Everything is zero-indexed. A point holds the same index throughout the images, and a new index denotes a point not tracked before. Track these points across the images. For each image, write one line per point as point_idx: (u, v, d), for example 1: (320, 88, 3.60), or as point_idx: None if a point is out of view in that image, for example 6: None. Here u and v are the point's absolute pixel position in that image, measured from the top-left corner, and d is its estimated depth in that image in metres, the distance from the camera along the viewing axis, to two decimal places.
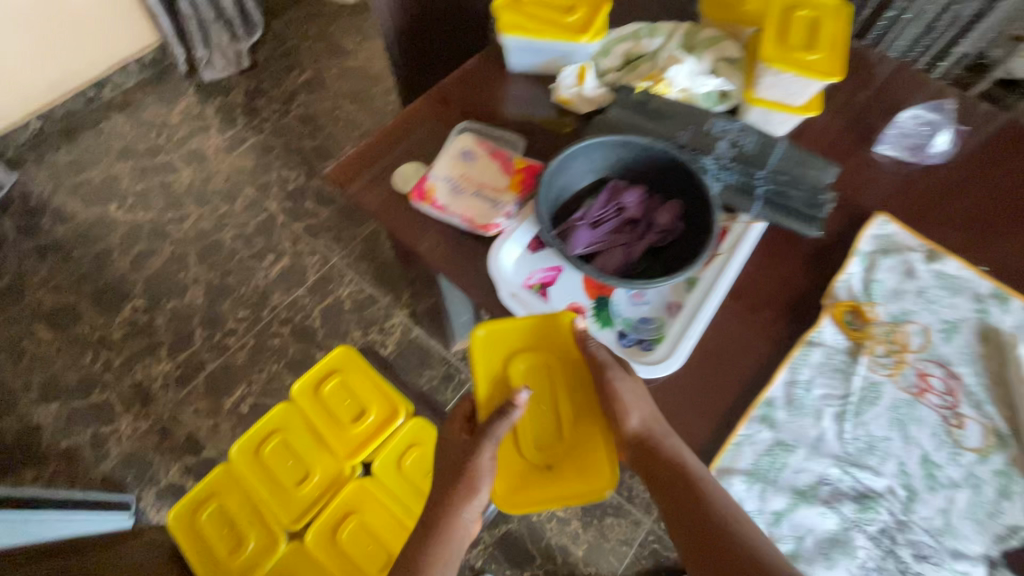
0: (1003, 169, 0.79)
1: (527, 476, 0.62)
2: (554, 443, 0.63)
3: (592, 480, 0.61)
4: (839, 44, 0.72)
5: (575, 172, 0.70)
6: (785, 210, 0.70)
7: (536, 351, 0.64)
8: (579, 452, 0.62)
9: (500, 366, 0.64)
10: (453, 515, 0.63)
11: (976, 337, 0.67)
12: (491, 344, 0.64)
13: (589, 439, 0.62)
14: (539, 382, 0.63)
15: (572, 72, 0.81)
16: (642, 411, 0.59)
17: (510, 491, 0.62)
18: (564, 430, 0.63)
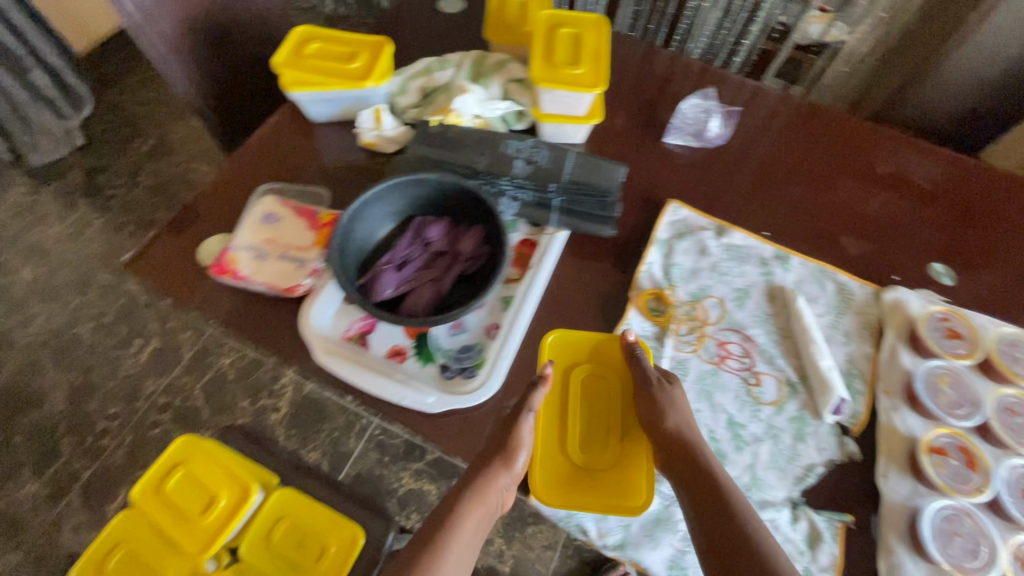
0: (777, 141, 0.89)
1: (568, 475, 0.61)
2: (616, 444, 0.62)
3: (630, 487, 0.60)
4: (600, 55, 0.77)
5: (374, 217, 0.70)
6: (581, 215, 0.75)
7: (607, 363, 0.67)
8: (624, 457, 0.61)
9: (561, 377, 0.66)
10: (469, 514, 0.58)
11: (764, 298, 0.74)
12: (569, 348, 0.67)
13: (637, 444, 0.62)
14: (622, 386, 0.65)
15: (369, 115, 0.82)
16: (685, 415, 0.61)
17: (546, 485, 0.60)
18: (628, 431, 0.63)
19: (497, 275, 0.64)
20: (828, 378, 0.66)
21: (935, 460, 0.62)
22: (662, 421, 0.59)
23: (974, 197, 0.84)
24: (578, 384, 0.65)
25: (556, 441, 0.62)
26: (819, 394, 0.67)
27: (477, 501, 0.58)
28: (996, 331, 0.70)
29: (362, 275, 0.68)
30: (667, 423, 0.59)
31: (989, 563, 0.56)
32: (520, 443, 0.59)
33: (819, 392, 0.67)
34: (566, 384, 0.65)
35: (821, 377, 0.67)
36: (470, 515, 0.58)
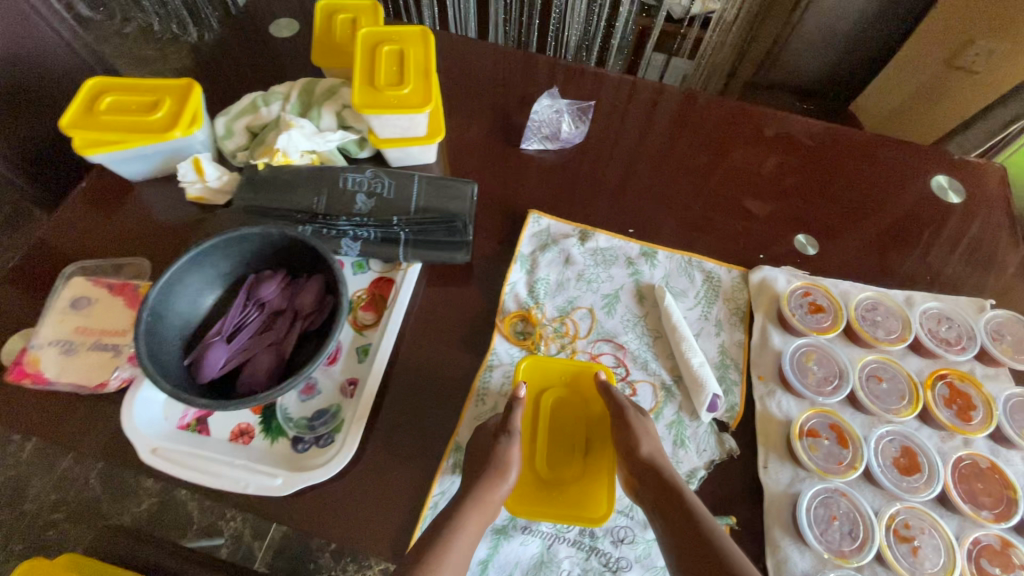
0: (637, 134, 0.88)
1: (537, 490, 0.59)
2: (581, 459, 0.61)
3: (592, 501, 0.58)
4: (426, 71, 0.72)
5: (195, 286, 0.63)
6: (433, 245, 0.71)
7: (580, 381, 0.65)
8: (589, 472, 0.60)
9: (534, 398, 0.63)
10: (473, 521, 0.53)
11: (634, 300, 0.72)
12: (542, 370, 0.65)
13: (600, 458, 0.60)
14: (589, 401, 0.64)
15: (188, 166, 0.73)
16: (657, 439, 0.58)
17: (518, 500, 0.58)
18: (594, 443, 0.62)
19: (335, 330, 0.59)
20: (700, 376, 0.64)
21: (808, 444, 0.61)
22: (635, 446, 0.56)
23: (828, 168, 0.86)
24: (549, 399, 0.63)
25: (527, 455, 0.60)
26: (693, 393, 0.65)
27: (480, 505, 0.54)
28: (854, 298, 0.71)
29: (188, 355, 0.61)
30: (638, 450, 0.56)
31: (866, 543, 0.56)
32: (507, 457, 0.56)
33: (693, 391, 0.64)
34: (536, 402, 0.63)
35: (694, 375, 0.65)
36: (473, 519, 0.53)
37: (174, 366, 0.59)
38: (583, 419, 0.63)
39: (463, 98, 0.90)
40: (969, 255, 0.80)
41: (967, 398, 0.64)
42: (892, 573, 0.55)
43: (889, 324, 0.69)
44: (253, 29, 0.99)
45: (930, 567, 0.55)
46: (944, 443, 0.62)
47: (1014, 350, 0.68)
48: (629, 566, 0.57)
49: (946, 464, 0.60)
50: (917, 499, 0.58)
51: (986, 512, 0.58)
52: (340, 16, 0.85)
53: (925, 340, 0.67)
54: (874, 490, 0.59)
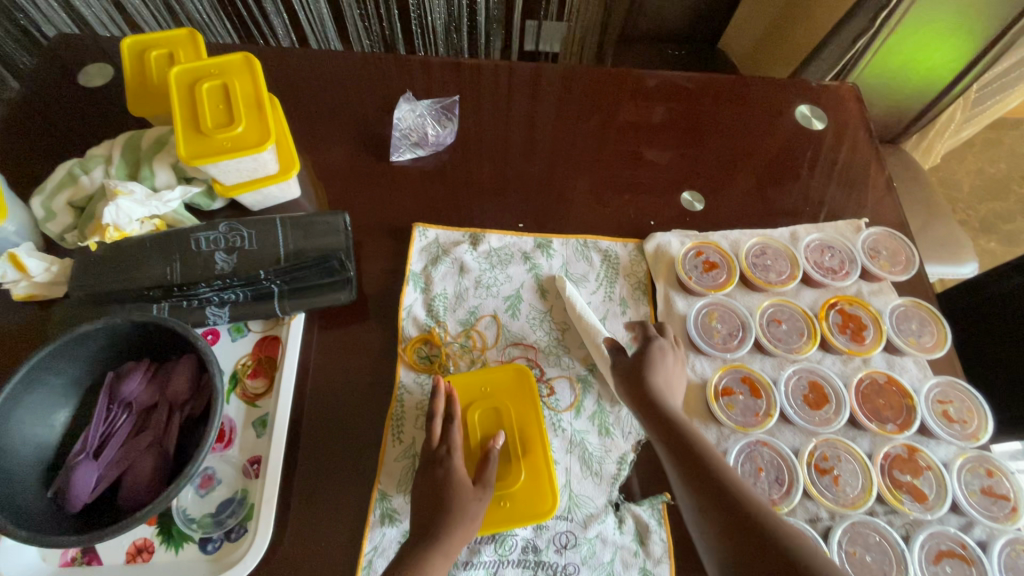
0: (511, 120, 0.85)
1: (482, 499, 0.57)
2: (517, 459, 0.58)
3: (535, 497, 0.57)
4: (259, 103, 0.65)
5: (39, 406, 0.54)
6: (312, 291, 0.65)
7: (509, 383, 0.62)
8: (528, 467, 0.58)
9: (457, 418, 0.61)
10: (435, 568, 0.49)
11: (536, 297, 0.70)
12: (460, 387, 0.62)
13: (537, 451, 0.59)
14: (513, 403, 0.61)
15: (4, 264, 0.62)
16: (670, 376, 0.58)
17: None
18: (527, 439, 0.59)
19: (211, 416, 0.53)
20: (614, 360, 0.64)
21: (724, 403, 0.62)
22: (644, 383, 0.57)
23: (703, 116, 0.87)
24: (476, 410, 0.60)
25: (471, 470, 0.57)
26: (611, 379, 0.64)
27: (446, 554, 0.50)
28: (744, 247, 0.72)
29: (52, 484, 0.53)
30: (649, 385, 0.57)
31: (792, 485, 0.57)
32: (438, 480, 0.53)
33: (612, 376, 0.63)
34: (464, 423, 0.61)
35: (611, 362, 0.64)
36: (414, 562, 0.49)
37: (34, 505, 0.51)
38: (516, 417, 0.60)
39: (321, 117, 0.83)
40: (840, 177, 0.84)
41: (857, 320, 0.68)
42: (821, 506, 0.57)
43: (779, 265, 0.71)
44: (62, 85, 0.86)
45: (851, 492, 0.58)
46: (845, 367, 0.65)
47: (890, 263, 0.72)
48: (576, 571, 0.55)
49: (849, 388, 0.63)
50: (830, 429, 0.61)
51: (890, 425, 0.61)
52: (152, 54, 0.74)
53: (813, 273, 0.70)
54: (793, 430, 0.61)
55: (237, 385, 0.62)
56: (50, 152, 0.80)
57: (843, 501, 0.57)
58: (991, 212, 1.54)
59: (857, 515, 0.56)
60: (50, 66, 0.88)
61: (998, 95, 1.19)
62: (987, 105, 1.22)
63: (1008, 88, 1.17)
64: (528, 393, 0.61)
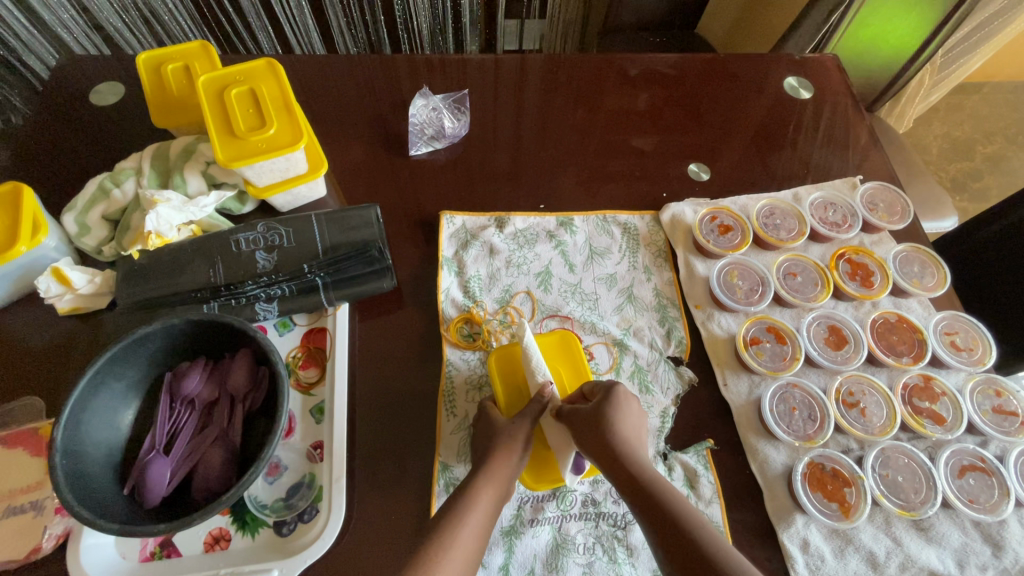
0: (517, 111, 0.89)
1: (546, 461, 0.61)
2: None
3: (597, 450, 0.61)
4: (288, 105, 0.68)
5: (106, 408, 0.56)
6: (354, 280, 0.68)
7: (560, 348, 0.66)
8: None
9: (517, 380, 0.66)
10: (484, 496, 0.52)
11: (565, 270, 0.73)
12: (506, 359, 0.67)
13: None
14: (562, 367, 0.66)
15: (49, 279, 0.63)
16: (629, 419, 0.56)
17: (535, 477, 0.59)
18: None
19: (280, 403, 0.55)
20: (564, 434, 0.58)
21: (754, 352, 0.66)
22: (602, 426, 0.54)
23: (698, 94, 0.92)
24: (518, 381, 0.66)
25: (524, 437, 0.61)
26: (559, 454, 0.59)
27: (493, 481, 0.53)
28: (754, 209, 0.77)
29: (127, 482, 0.55)
30: (606, 429, 0.54)
31: (824, 420, 0.62)
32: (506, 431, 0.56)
33: (559, 452, 0.59)
34: (512, 387, 0.66)
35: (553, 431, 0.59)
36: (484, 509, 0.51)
37: (114, 502, 0.52)
38: (567, 381, 0.65)
39: (335, 120, 0.86)
40: (833, 142, 0.89)
41: (865, 268, 0.73)
42: (851, 438, 0.62)
43: (788, 224, 0.76)
44: (70, 107, 0.87)
45: (879, 422, 0.62)
46: (858, 311, 0.70)
47: (888, 214, 0.78)
48: (636, 518, 0.59)
49: (865, 328, 0.68)
50: (852, 367, 0.65)
51: (906, 358, 0.66)
52: (169, 67, 0.76)
53: (820, 229, 0.75)
54: (818, 372, 0.66)
55: (291, 376, 0.65)
56: (69, 172, 0.81)
57: (872, 429, 0.62)
58: (960, 171, 1.64)
59: (887, 441, 0.61)
60: (53, 92, 0.89)
61: (960, 60, 1.27)
62: (951, 69, 1.30)
63: (968, 52, 1.26)
64: (576, 360, 0.66)
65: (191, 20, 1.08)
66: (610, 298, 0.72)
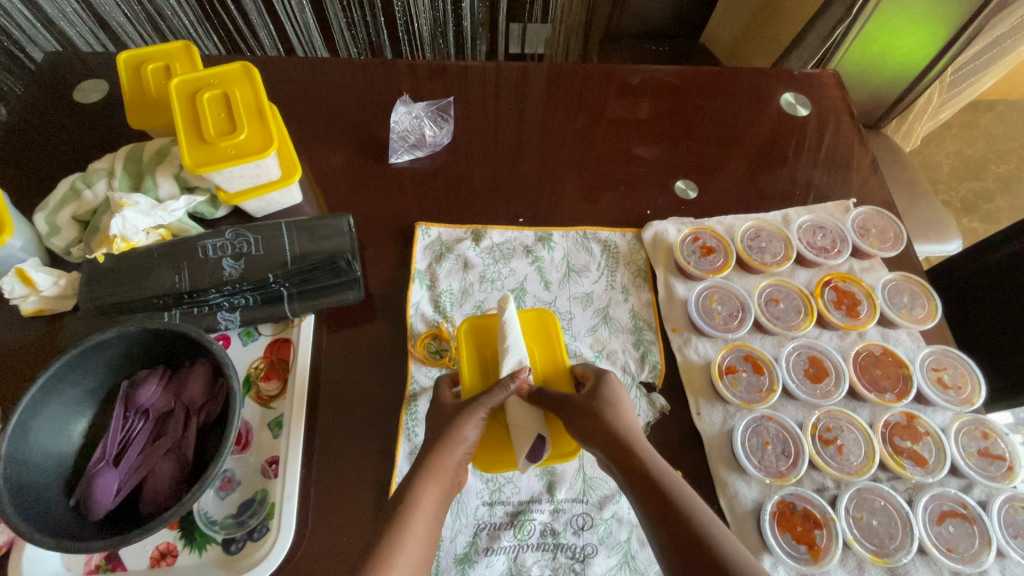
0: (504, 119, 0.87)
1: (503, 446, 0.59)
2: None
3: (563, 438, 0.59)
4: (260, 110, 0.66)
5: (57, 417, 0.55)
6: (321, 292, 0.66)
7: (537, 326, 0.65)
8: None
9: (486, 354, 0.64)
10: (442, 518, 0.49)
11: (541, 287, 0.71)
12: (477, 333, 0.65)
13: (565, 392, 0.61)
14: (538, 350, 0.64)
15: (13, 279, 0.63)
16: (629, 411, 0.54)
17: (489, 461, 0.58)
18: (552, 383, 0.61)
19: (231, 417, 0.53)
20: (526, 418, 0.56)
21: (729, 381, 0.64)
22: (602, 417, 0.52)
23: (692, 108, 0.89)
24: (485, 357, 0.64)
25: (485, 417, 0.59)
26: (520, 438, 0.56)
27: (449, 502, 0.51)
28: (739, 231, 0.74)
29: (74, 493, 0.54)
30: (606, 420, 0.52)
31: (798, 457, 0.59)
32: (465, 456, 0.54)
33: (520, 437, 0.56)
34: (480, 360, 0.64)
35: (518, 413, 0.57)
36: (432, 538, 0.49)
37: (57, 514, 0.51)
38: (539, 363, 0.63)
39: (317, 124, 0.84)
40: (828, 161, 0.86)
41: (852, 296, 0.70)
42: (827, 476, 0.59)
43: (773, 247, 0.73)
44: (56, 104, 0.86)
45: (856, 461, 0.60)
46: (843, 341, 0.67)
47: (880, 240, 0.75)
48: (595, 551, 0.57)
49: (848, 360, 0.65)
50: (832, 402, 0.63)
51: (889, 394, 0.64)
52: (147, 68, 0.75)
53: (807, 253, 0.72)
54: (796, 404, 0.63)
55: (252, 388, 0.63)
56: (44, 168, 0.80)
57: (849, 469, 0.59)
58: (971, 192, 1.59)
59: (863, 482, 0.59)
60: (41, 86, 0.88)
61: (973, 77, 1.23)
62: (963, 87, 1.26)
63: (982, 70, 1.21)
64: (555, 345, 0.64)
65: (193, 17, 1.07)
66: (585, 318, 0.70)
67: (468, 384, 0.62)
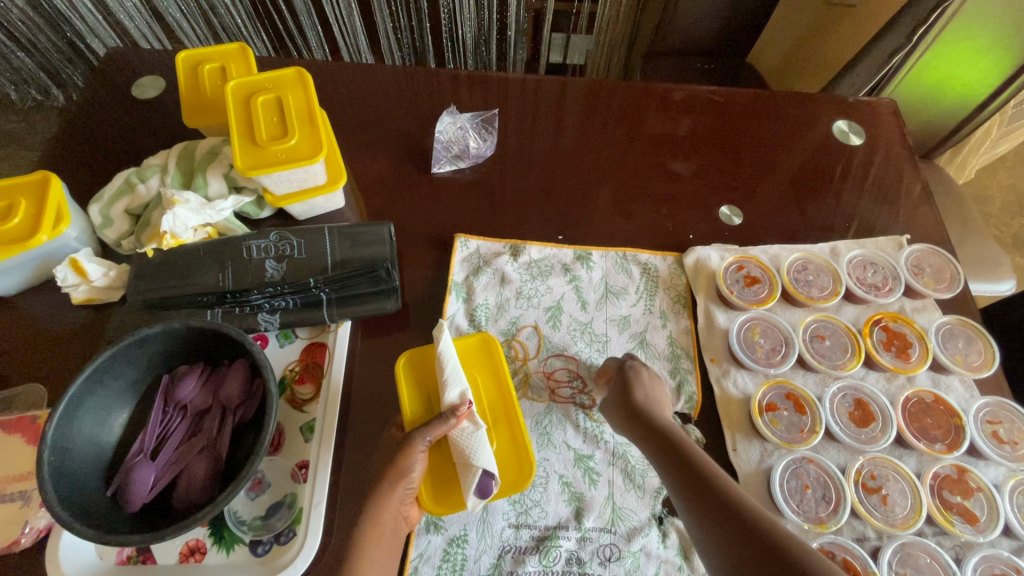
0: (547, 134, 0.86)
1: (448, 482, 0.57)
2: (490, 431, 0.60)
3: (511, 467, 0.58)
4: (311, 115, 0.67)
5: (100, 407, 0.56)
6: (359, 299, 0.67)
7: (479, 354, 0.64)
8: (500, 437, 0.60)
9: (425, 385, 0.62)
10: None
11: (577, 308, 0.70)
12: (417, 362, 0.64)
13: (512, 421, 0.61)
14: (481, 378, 0.63)
15: (66, 269, 0.65)
16: (653, 390, 0.60)
17: (435, 500, 0.56)
18: (495, 414, 0.61)
19: (267, 420, 0.54)
20: (470, 451, 0.54)
21: (769, 419, 0.62)
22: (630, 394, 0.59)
23: (741, 131, 0.87)
24: (426, 387, 0.62)
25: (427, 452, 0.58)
26: (465, 473, 0.55)
27: None
28: (785, 262, 0.72)
29: (112, 483, 0.55)
30: (633, 397, 0.58)
31: (839, 503, 0.57)
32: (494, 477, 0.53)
33: (463, 472, 0.55)
34: (419, 391, 0.62)
35: (460, 447, 0.55)
36: None
37: (96, 504, 0.52)
38: (482, 392, 0.62)
39: (363, 129, 0.85)
40: (880, 193, 0.83)
41: (903, 338, 0.67)
42: (868, 525, 0.57)
43: (821, 281, 0.71)
44: (114, 98, 0.89)
45: (901, 512, 0.57)
46: (890, 384, 0.65)
47: (935, 280, 0.72)
48: None
49: (896, 406, 0.63)
50: (877, 448, 0.60)
51: (939, 445, 0.61)
52: (205, 68, 0.77)
53: (856, 290, 0.70)
54: (838, 447, 0.61)
55: (286, 391, 0.64)
56: (100, 160, 0.82)
57: (893, 521, 0.57)
58: None
59: (908, 536, 0.56)
60: (101, 79, 0.91)
61: None
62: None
63: None
64: (498, 371, 0.63)
65: (246, 17, 1.08)
66: (621, 342, 0.68)
67: (408, 417, 0.60)
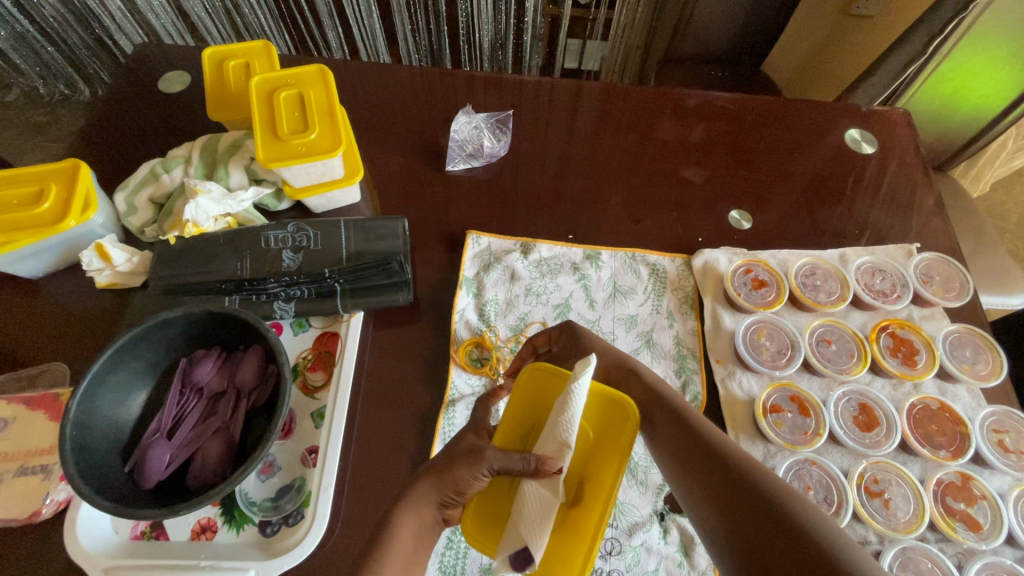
0: (560, 136, 0.87)
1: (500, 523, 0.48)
2: (569, 503, 0.47)
3: (557, 563, 0.45)
4: (332, 111, 0.69)
5: (121, 387, 0.58)
6: (372, 291, 0.69)
7: (607, 416, 0.50)
8: (575, 510, 0.47)
9: (535, 412, 0.52)
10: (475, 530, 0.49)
11: (585, 306, 0.71)
12: (539, 386, 0.53)
13: (593, 511, 0.46)
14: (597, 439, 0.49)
15: (91, 253, 0.67)
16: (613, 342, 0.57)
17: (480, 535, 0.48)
18: (587, 490, 0.47)
19: (279, 404, 0.55)
20: (530, 515, 0.43)
21: (773, 420, 0.62)
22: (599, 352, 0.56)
23: (753, 137, 0.88)
24: (535, 416, 0.51)
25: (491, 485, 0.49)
26: (512, 530, 0.44)
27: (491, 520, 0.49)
28: (794, 266, 0.73)
29: (129, 460, 0.57)
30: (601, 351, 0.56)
31: (841, 505, 0.57)
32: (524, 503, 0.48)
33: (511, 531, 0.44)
34: (526, 416, 0.52)
35: (524, 501, 0.44)
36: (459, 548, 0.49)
37: (115, 480, 0.54)
38: (585, 458, 0.48)
39: (380, 127, 0.87)
40: (892, 203, 0.84)
41: (909, 344, 0.68)
42: (870, 529, 0.57)
43: (829, 286, 0.71)
44: (142, 92, 0.92)
45: (903, 516, 0.57)
46: (896, 391, 0.65)
47: (944, 289, 0.72)
48: None
49: (901, 412, 0.63)
50: (881, 452, 0.61)
51: (943, 451, 0.61)
52: (230, 63, 0.80)
53: (864, 295, 0.70)
54: (842, 451, 0.61)
55: (299, 377, 0.66)
56: (127, 150, 0.85)
57: (895, 525, 0.57)
58: None
59: (910, 540, 0.56)
60: (129, 73, 0.94)
61: None
62: None
63: None
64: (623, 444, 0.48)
65: (270, 17, 1.11)
66: (628, 340, 0.69)
67: (503, 439, 0.51)
